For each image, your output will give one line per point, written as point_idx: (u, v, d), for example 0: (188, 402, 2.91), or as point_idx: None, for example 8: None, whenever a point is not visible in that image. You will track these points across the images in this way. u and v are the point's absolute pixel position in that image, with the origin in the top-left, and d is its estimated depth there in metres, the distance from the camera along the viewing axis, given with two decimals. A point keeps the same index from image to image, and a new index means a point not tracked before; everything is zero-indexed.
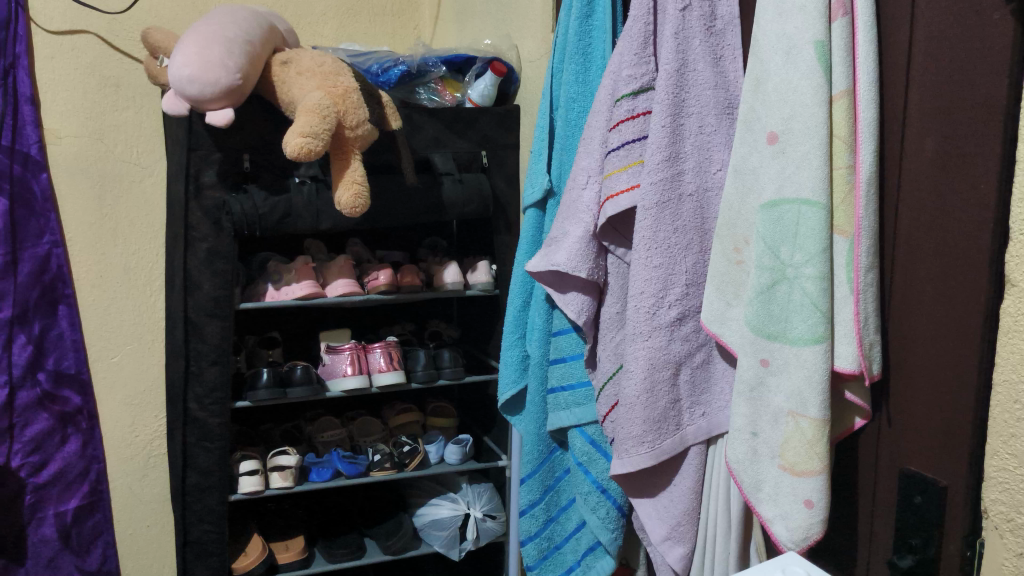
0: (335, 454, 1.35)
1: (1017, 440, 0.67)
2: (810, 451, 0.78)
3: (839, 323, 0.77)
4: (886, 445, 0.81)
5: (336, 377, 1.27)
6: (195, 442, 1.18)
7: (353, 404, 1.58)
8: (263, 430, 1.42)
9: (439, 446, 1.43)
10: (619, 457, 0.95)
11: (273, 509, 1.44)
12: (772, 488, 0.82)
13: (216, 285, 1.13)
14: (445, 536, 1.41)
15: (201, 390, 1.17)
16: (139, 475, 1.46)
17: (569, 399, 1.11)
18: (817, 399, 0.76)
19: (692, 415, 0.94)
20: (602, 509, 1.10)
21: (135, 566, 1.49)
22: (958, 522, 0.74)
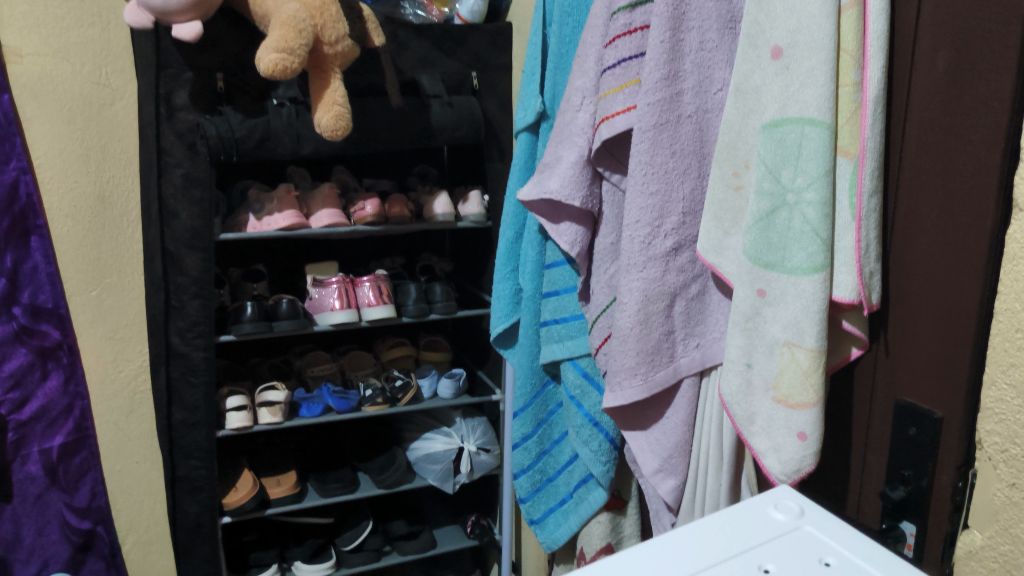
0: (325, 389, 1.33)
1: (1016, 370, 0.65)
2: (804, 383, 0.76)
3: (840, 251, 0.73)
4: (883, 376, 0.79)
5: (324, 312, 1.24)
6: (180, 377, 1.17)
7: (344, 337, 1.55)
8: (253, 365, 1.41)
9: (432, 380, 1.40)
10: (611, 390, 0.94)
11: (265, 444, 1.43)
12: (765, 421, 0.80)
13: (194, 214, 1.10)
14: (438, 469, 1.41)
15: (184, 324, 1.14)
16: (126, 411, 1.45)
17: (561, 332, 1.09)
18: (813, 329, 0.74)
19: (686, 347, 0.92)
20: (594, 441, 1.09)
21: (127, 501, 1.49)
22: (952, 452, 0.72)
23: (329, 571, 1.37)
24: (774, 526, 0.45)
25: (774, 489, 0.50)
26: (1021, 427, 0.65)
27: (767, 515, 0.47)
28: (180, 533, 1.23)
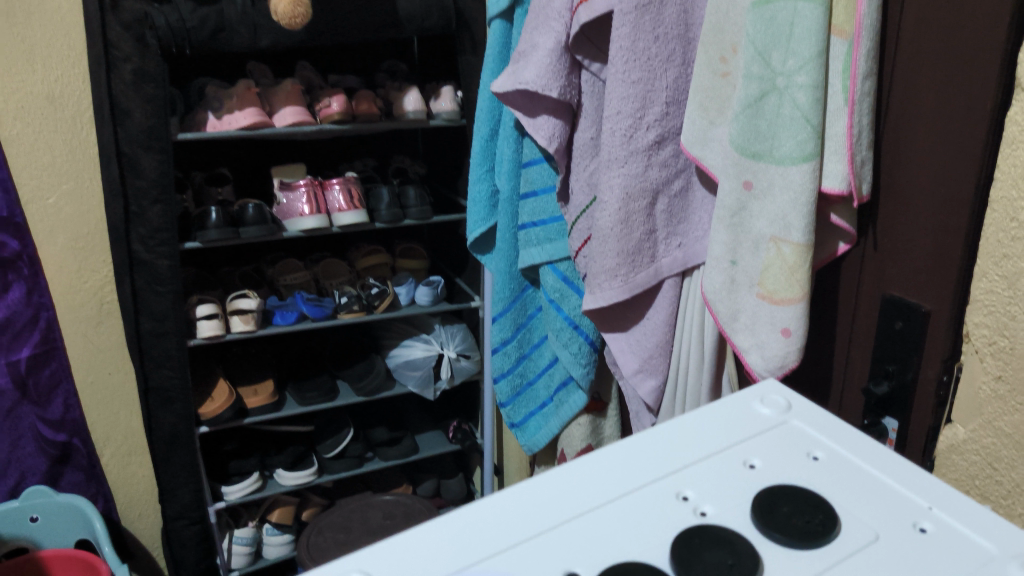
0: (299, 296, 1.29)
1: (1009, 261, 0.64)
2: (789, 279, 0.73)
3: (831, 139, 0.69)
4: (870, 271, 0.76)
5: (293, 217, 1.20)
6: (146, 286, 1.13)
7: (316, 245, 1.50)
8: (223, 273, 1.37)
9: (409, 288, 1.37)
10: (591, 291, 0.92)
11: (239, 355, 1.40)
12: (749, 318, 0.78)
13: (148, 113, 1.04)
14: (418, 376, 1.39)
15: (145, 232, 1.10)
16: (94, 323, 1.39)
17: (540, 235, 1.04)
18: (800, 223, 0.71)
19: (668, 246, 0.89)
20: (574, 345, 1.08)
21: (102, 414, 1.44)
22: (937, 345, 0.70)
23: (312, 476, 1.38)
24: (756, 422, 0.46)
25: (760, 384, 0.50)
26: (1011, 319, 0.64)
27: (753, 409, 0.47)
28: (157, 444, 1.21)
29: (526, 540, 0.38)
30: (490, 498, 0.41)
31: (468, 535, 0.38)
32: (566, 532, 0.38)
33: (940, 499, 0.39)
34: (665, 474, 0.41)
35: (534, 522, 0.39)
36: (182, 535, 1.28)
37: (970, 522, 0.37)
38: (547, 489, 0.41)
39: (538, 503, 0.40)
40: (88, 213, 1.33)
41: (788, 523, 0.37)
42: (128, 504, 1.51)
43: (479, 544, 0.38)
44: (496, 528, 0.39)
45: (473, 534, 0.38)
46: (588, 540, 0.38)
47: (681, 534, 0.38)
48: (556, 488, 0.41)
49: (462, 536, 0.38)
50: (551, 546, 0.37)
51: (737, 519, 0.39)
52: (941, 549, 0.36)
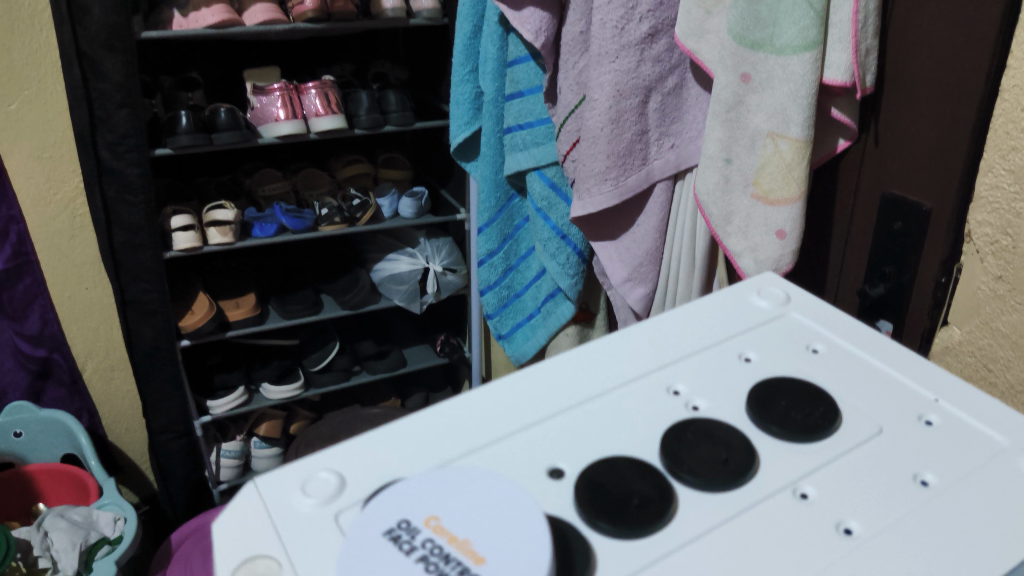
0: (278, 208, 1.25)
1: (1017, 155, 0.60)
2: (787, 177, 0.70)
3: (836, 26, 0.65)
4: (870, 168, 0.72)
5: (269, 123, 1.14)
6: (117, 195, 1.08)
7: (296, 155, 1.44)
8: (197, 184, 1.31)
9: (392, 200, 1.32)
10: (580, 197, 0.89)
11: (220, 267, 1.36)
12: (743, 221, 0.76)
13: (108, 10, 0.96)
14: (404, 291, 1.36)
15: (112, 138, 1.04)
16: (68, 237, 1.30)
17: (527, 139, 1.00)
18: (800, 117, 0.67)
19: (660, 148, 0.85)
20: (562, 255, 1.04)
21: (82, 330, 1.39)
22: (937, 244, 0.67)
23: (298, 390, 1.37)
24: (755, 314, 0.45)
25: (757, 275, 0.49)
26: (1015, 216, 0.61)
27: (751, 301, 0.46)
28: (138, 358, 1.19)
29: (520, 430, 0.38)
30: (480, 390, 0.40)
31: (459, 426, 0.38)
32: (559, 426, 0.38)
33: (945, 390, 0.39)
34: (657, 368, 0.41)
35: (525, 413, 0.39)
36: (169, 449, 1.27)
37: (975, 411, 0.38)
38: (538, 383, 0.40)
39: (529, 396, 0.40)
40: (52, 121, 1.22)
41: (786, 417, 0.37)
42: (115, 419, 1.48)
43: (468, 438, 0.37)
44: (488, 419, 0.38)
45: (468, 422, 0.38)
46: (580, 433, 0.38)
47: (672, 428, 0.37)
48: (547, 381, 0.40)
49: (452, 425, 0.38)
50: (543, 440, 0.37)
51: (733, 412, 0.39)
52: (947, 439, 0.36)
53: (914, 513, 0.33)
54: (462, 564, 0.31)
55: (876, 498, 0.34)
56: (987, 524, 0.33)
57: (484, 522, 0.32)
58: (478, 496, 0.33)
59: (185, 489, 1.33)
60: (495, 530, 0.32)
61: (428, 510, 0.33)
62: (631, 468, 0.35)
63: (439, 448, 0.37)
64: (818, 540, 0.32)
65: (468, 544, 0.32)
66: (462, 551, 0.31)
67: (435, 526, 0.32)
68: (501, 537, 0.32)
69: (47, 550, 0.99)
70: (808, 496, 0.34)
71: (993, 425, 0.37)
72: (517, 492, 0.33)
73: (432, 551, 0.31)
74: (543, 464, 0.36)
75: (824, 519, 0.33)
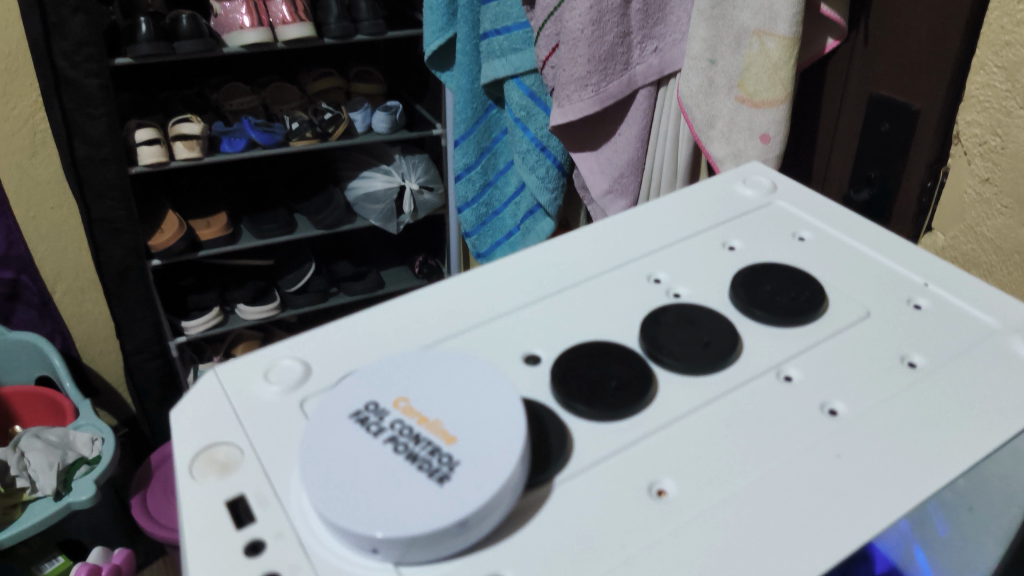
0: (246, 122, 1.17)
1: (1010, 50, 0.58)
2: (772, 78, 0.68)
3: None
4: (859, 68, 0.70)
5: (233, 32, 1.09)
6: (76, 108, 0.95)
7: (264, 65, 1.35)
8: (161, 97, 1.23)
9: (365, 114, 1.25)
10: (560, 105, 0.86)
11: (188, 185, 1.30)
12: (726, 125, 0.74)
13: None
14: (380, 210, 1.32)
15: (67, 46, 0.91)
16: (29, 152, 1.15)
17: (504, 45, 0.94)
18: (788, 13, 0.64)
19: (642, 52, 0.82)
20: (541, 168, 1.01)
21: (51, 256, 1.25)
22: (925, 146, 0.65)
23: (274, 311, 1.34)
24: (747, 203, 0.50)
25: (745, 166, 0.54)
26: (1006, 115, 0.60)
27: (738, 191, 0.51)
28: (108, 278, 1.10)
29: (509, 314, 0.43)
30: (479, 274, 0.45)
31: (452, 311, 0.43)
32: (548, 306, 0.43)
33: (936, 279, 0.44)
34: (642, 257, 0.45)
35: (517, 298, 0.43)
36: (143, 368, 1.21)
37: (961, 294, 0.43)
38: (529, 271, 0.45)
39: (526, 280, 0.45)
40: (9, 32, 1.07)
41: (773, 299, 0.41)
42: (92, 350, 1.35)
43: (461, 321, 0.42)
44: (484, 302, 0.43)
45: (465, 304, 0.43)
46: (562, 316, 0.42)
47: (651, 316, 0.41)
48: (544, 266, 0.45)
49: (444, 310, 0.43)
50: (529, 322, 0.42)
51: (723, 298, 0.43)
52: (934, 319, 0.41)
53: (905, 391, 0.37)
54: (432, 444, 0.34)
55: (868, 379, 0.38)
56: (955, 390, 0.37)
57: (454, 405, 0.35)
58: (452, 380, 0.36)
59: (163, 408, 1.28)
60: (465, 412, 0.35)
61: (399, 393, 0.36)
62: (608, 355, 0.39)
63: (468, 315, 0.43)
64: (808, 419, 0.36)
65: (438, 425, 0.34)
66: (431, 431, 0.34)
67: (405, 408, 0.35)
68: (466, 417, 0.35)
69: (24, 470, 0.92)
70: (793, 378, 0.38)
71: (978, 310, 0.42)
72: (493, 375, 0.36)
73: (400, 432, 0.34)
74: (520, 351, 0.40)
75: (812, 401, 0.37)
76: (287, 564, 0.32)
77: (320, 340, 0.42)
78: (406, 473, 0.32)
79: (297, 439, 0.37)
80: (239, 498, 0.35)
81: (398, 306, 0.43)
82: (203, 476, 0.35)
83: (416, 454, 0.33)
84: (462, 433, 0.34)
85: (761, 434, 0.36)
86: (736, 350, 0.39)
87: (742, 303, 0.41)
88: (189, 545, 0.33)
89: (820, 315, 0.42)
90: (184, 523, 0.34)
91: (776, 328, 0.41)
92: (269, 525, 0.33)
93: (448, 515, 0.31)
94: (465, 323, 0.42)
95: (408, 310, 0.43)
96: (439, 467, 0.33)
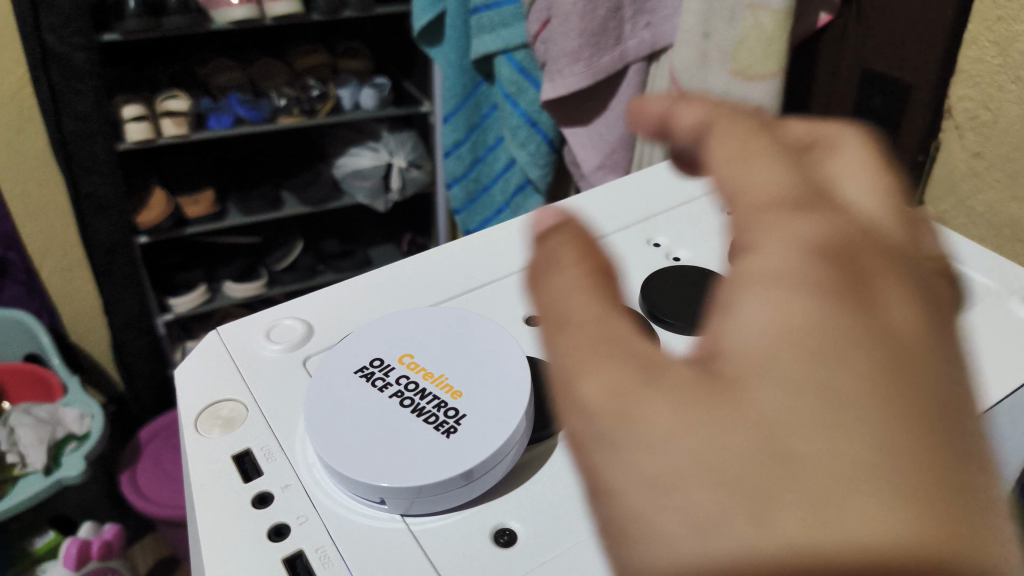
0: (233, 99, 1.13)
1: (1002, 25, 0.58)
2: (766, 51, 0.68)
3: None
4: (852, 43, 0.69)
5: (218, 6, 0.99)
6: (63, 84, 0.90)
7: (251, 39, 1.25)
8: (147, 73, 1.15)
9: (353, 91, 1.20)
10: (551, 80, 0.85)
11: (173, 161, 1.25)
12: (720, 99, 0.75)
13: None
14: (367, 187, 1.27)
15: (55, 20, 0.85)
16: (15, 131, 0.98)
17: (494, 20, 0.90)
18: None
19: (635, 26, 0.81)
20: (531, 144, 0.99)
21: (43, 248, 1.09)
22: (916, 122, 0.65)
23: (261, 289, 1.29)
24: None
25: (745, 133, 0.59)
26: (997, 90, 0.60)
27: None
28: (95, 255, 1.04)
29: (518, 272, 0.46)
30: (490, 231, 0.49)
31: (461, 269, 0.46)
32: None
33: (930, 239, 0.49)
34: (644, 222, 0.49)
35: (526, 256, 0.47)
36: (132, 347, 1.16)
37: (958, 255, 0.47)
38: None
39: (535, 237, 0.48)
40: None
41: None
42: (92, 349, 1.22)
43: (474, 277, 0.45)
44: (494, 261, 0.46)
45: (474, 262, 0.46)
46: None
47: (650, 278, 0.45)
48: None
49: (452, 269, 0.46)
50: None
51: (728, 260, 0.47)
52: None
53: None
54: (439, 399, 0.35)
55: None
56: (944, 342, 0.42)
57: (458, 364, 0.37)
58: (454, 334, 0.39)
59: (152, 387, 1.22)
60: (468, 370, 0.37)
61: (404, 349, 0.38)
62: None
63: (491, 265, 0.46)
64: None
65: (443, 379, 0.36)
66: (437, 385, 0.36)
67: (411, 363, 0.37)
68: (469, 372, 0.36)
69: (13, 445, 0.90)
70: None
71: (974, 272, 0.47)
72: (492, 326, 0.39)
73: (407, 387, 0.36)
74: (521, 313, 0.43)
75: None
76: (294, 515, 0.34)
77: (314, 300, 0.45)
78: (413, 425, 0.34)
79: (299, 396, 0.39)
80: (244, 453, 0.37)
81: (412, 261, 0.47)
82: (207, 432, 0.37)
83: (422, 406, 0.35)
84: (467, 388, 0.36)
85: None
86: None
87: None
88: (197, 499, 0.35)
89: None
90: (192, 474, 0.36)
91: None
92: (275, 478, 0.35)
93: (453, 468, 0.32)
94: (487, 275, 0.46)
95: (429, 265, 0.46)
96: (445, 419, 0.34)
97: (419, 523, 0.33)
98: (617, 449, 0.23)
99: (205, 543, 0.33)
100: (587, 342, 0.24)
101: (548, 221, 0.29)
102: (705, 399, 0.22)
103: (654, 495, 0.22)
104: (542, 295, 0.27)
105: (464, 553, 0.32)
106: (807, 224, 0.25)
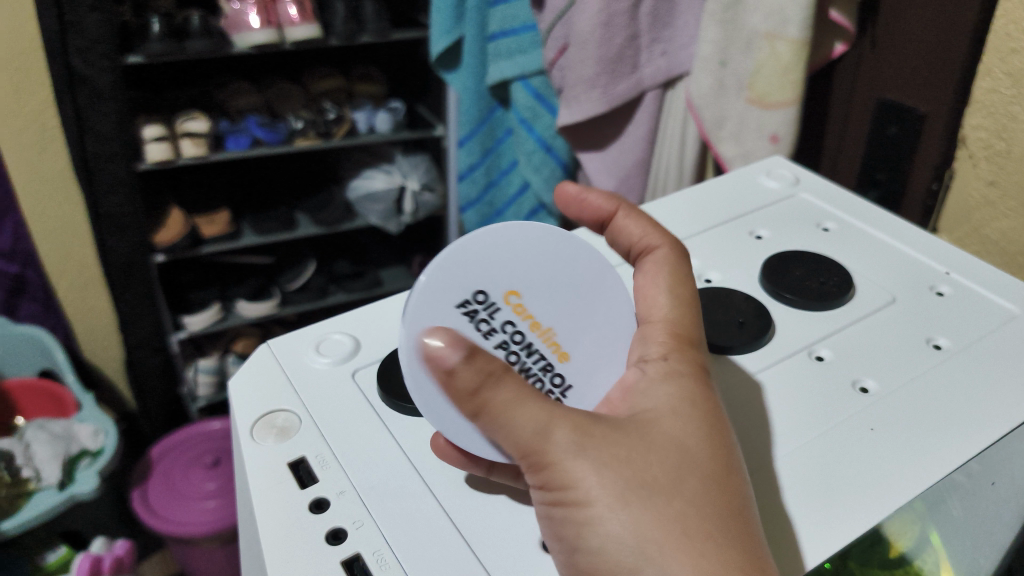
0: (251, 121, 1.14)
1: (1016, 57, 0.59)
2: (782, 80, 0.70)
3: None
4: (866, 72, 0.70)
5: (241, 31, 1.00)
6: (89, 105, 0.91)
7: (269, 63, 1.27)
8: (167, 96, 1.17)
9: (368, 114, 1.21)
10: (568, 105, 0.87)
11: (189, 180, 1.26)
12: (736, 125, 0.76)
13: None
14: (380, 210, 1.27)
15: (82, 44, 0.87)
16: (36, 151, 0.97)
17: (511, 47, 0.92)
18: (799, 16, 0.66)
19: (651, 54, 0.83)
20: (546, 168, 1.00)
21: (61, 268, 1.08)
22: (930, 149, 0.67)
23: (274, 309, 1.27)
24: (774, 192, 0.58)
25: (770, 159, 0.62)
26: (1011, 121, 0.61)
27: (769, 183, 0.59)
28: (112, 273, 1.04)
29: None
30: None
31: None
32: None
33: (955, 267, 0.51)
34: None
35: None
36: (145, 364, 1.16)
37: (980, 281, 0.49)
38: None
39: None
40: (19, 26, 0.90)
41: (804, 284, 0.48)
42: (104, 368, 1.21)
43: None
44: None
45: None
46: None
47: None
48: None
49: None
50: None
51: (756, 283, 0.50)
52: (954, 304, 0.48)
53: (937, 366, 0.43)
54: (547, 360, 0.40)
55: (898, 356, 0.44)
56: (971, 365, 0.43)
57: (563, 314, 0.40)
58: (574, 288, 0.41)
59: (165, 404, 1.23)
60: (572, 323, 0.41)
61: (509, 287, 0.40)
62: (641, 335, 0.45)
63: None
64: (843, 395, 0.42)
65: (550, 336, 0.40)
66: (543, 341, 0.40)
67: (515, 305, 0.40)
68: (574, 334, 0.41)
69: (29, 461, 0.91)
70: (824, 357, 0.45)
71: (1002, 298, 0.48)
72: (621, 298, 0.41)
73: (513, 336, 0.39)
74: None
75: (844, 378, 0.43)
76: (351, 520, 0.38)
77: (359, 320, 0.50)
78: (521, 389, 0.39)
79: (343, 404, 0.44)
80: (300, 461, 0.41)
81: None
82: (263, 439, 0.42)
83: (532, 367, 0.40)
84: (572, 351, 0.41)
85: (793, 404, 0.41)
86: (768, 331, 0.46)
87: (775, 288, 0.48)
88: (259, 503, 0.39)
89: (848, 298, 0.48)
90: (252, 478, 0.40)
91: (807, 310, 0.47)
92: (330, 485, 0.40)
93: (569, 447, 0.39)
94: None
95: None
96: (553, 386, 0.40)
97: (461, 519, 0.38)
98: (583, 465, 0.33)
99: (269, 542, 0.37)
100: (520, 417, 0.33)
101: (432, 357, 0.32)
102: (637, 439, 0.34)
103: (609, 501, 0.33)
104: (507, 410, 0.33)
105: (509, 552, 0.37)
106: (687, 352, 0.39)
